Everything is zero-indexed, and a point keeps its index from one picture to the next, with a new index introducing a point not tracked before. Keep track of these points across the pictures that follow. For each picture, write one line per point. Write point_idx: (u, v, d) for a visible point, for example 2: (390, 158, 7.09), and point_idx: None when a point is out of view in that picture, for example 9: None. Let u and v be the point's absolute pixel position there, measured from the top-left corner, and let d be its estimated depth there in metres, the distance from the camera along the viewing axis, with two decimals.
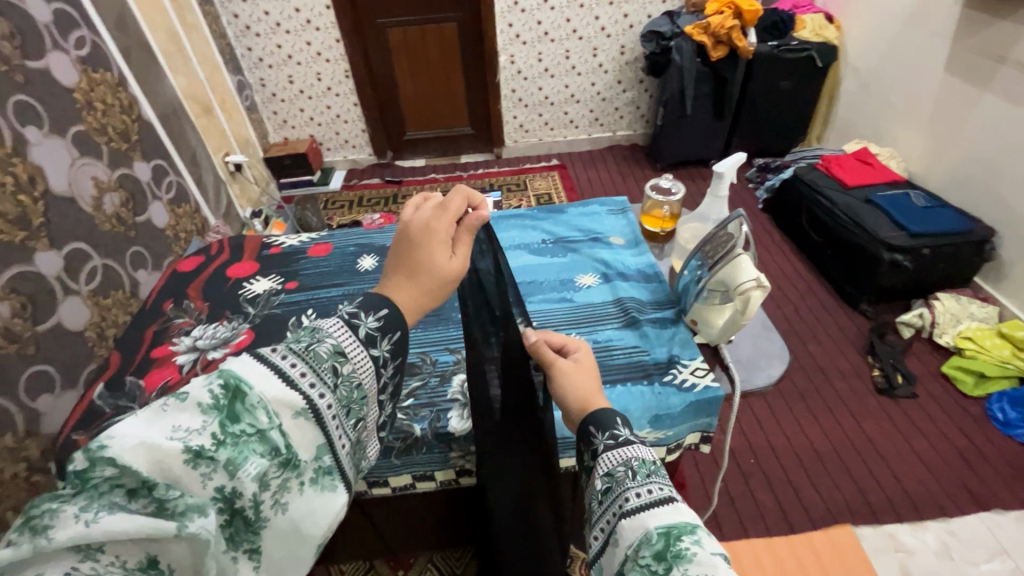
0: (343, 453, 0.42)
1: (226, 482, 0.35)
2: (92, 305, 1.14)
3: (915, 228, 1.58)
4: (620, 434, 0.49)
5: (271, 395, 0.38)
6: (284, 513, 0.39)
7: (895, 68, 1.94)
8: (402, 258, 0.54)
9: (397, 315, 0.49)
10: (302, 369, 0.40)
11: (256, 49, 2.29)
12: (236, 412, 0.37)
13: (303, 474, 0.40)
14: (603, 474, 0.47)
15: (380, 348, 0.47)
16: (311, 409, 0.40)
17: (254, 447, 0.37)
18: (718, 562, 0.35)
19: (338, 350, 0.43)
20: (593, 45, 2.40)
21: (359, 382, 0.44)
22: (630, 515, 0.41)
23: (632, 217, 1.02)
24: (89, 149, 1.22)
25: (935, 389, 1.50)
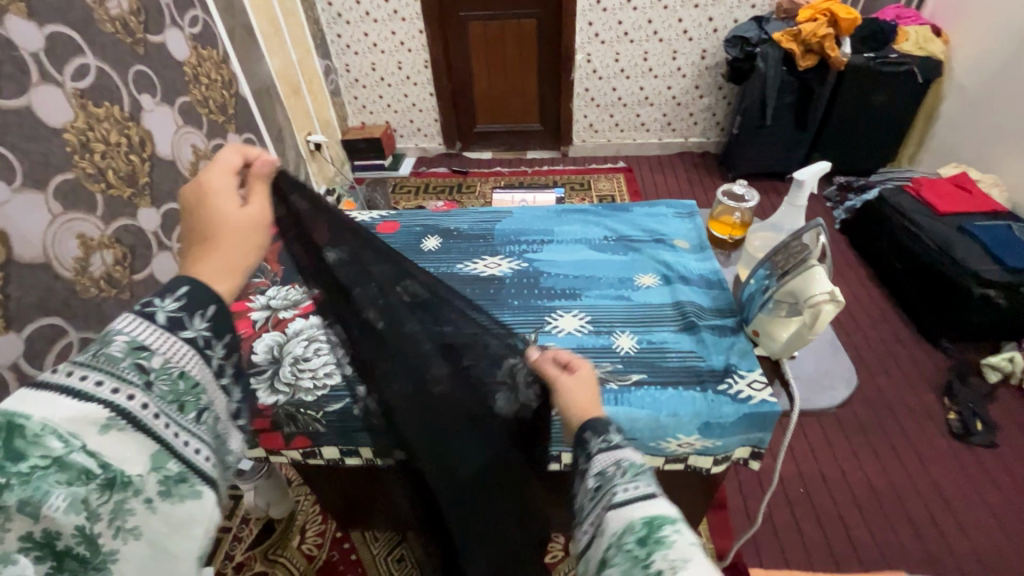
0: (188, 455, 0.40)
1: (31, 526, 0.33)
2: (180, 261, 1.25)
3: (1013, 263, 1.44)
4: (611, 436, 0.50)
5: (61, 419, 0.35)
6: (137, 539, 0.36)
7: (1008, 88, 1.77)
8: (196, 229, 0.51)
9: (201, 288, 0.46)
10: (99, 378, 0.38)
11: (345, 36, 2.41)
12: (15, 449, 0.33)
13: (146, 491, 0.37)
14: (594, 473, 0.47)
15: (192, 328, 0.44)
16: (120, 416, 0.38)
17: (55, 479, 0.34)
18: (698, 552, 0.37)
19: (137, 345, 0.41)
20: (673, 48, 2.35)
21: (181, 372, 0.42)
22: (618, 505, 0.43)
23: (699, 221, 1.00)
24: (191, 119, 1.33)
25: (1019, 441, 1.37)
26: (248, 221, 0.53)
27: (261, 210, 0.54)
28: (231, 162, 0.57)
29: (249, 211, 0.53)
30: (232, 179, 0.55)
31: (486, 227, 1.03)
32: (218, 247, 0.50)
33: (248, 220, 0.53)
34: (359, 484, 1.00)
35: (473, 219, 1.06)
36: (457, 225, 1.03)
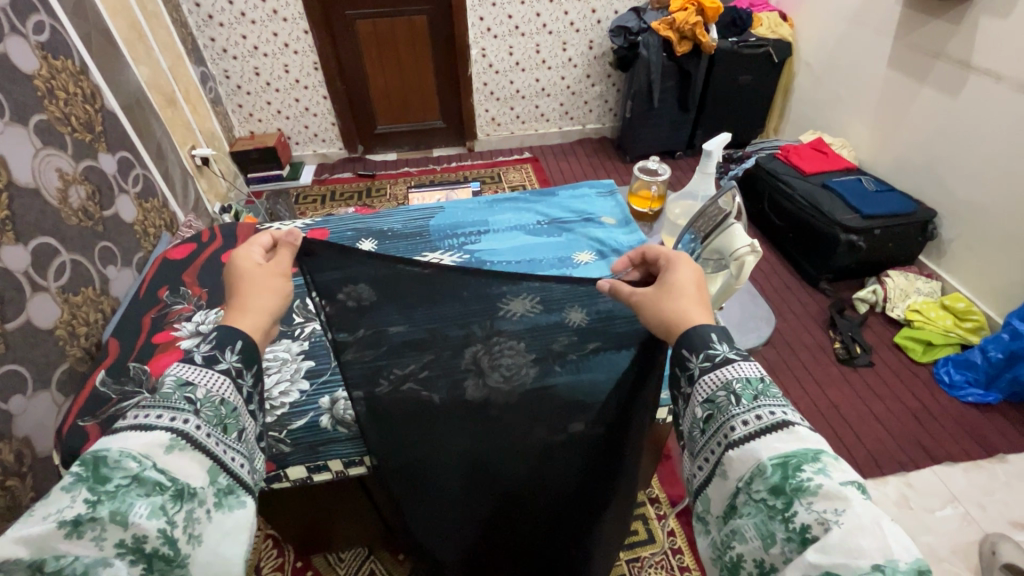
0: (234, 468, 0.49)
1: (122, 532, 0.41)
2: (62, 302, 1.09)
3: (867, 210, 1.71)
4: (715, 353, 0.52)
5: (133, 447, 0.44)
6: (201, 545, 0.44)
7: (842, 64, 2.08)
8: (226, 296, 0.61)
9: (227, 330, 0.54)
10: (157, 413, 0.47)
11: (220, 39, 2.23)
12: (103, 474, 0.42)
13: (204, 501, 0.45)
14: (703, 401, 0.51)
15: (226, 360, 0.52)
16: (179, 438, 0.46)
17: (134, 493, 0.42)
18: (847, 491, 0.41)
19: (185, 381, 0.49)
20: (563, 40, 2.45)
21: (221, 399, 0.50)
22: (740, 445, 0.47)
23: (620, 198, 1.08)
24: (53, 139, 1.15)
25: (889, 358, 1.63)
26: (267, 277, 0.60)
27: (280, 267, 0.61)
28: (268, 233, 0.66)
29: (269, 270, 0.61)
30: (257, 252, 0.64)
31: (420, 224, 1.05)
32: (241, 301, 0.58)
33: (264, 280, 0.60)
34: (320, 503, 0.95)
35: (405, 218, 1.07)
36: (390, 225, 1.05)
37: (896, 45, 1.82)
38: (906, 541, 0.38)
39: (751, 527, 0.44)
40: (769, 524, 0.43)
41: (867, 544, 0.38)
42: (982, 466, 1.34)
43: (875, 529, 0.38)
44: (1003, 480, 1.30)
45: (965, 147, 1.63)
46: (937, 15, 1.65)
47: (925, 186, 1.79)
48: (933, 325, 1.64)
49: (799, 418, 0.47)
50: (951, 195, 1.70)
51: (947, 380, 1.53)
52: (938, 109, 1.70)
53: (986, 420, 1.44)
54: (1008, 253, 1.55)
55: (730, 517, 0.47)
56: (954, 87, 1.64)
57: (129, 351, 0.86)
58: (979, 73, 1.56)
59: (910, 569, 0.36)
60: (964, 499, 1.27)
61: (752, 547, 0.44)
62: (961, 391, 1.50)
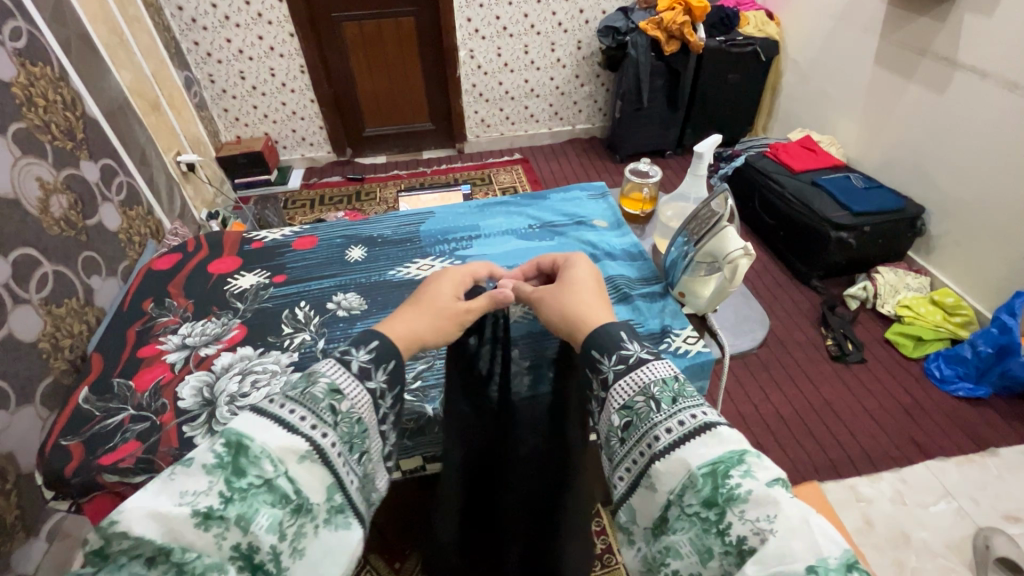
0: (353, 491, 0.42)
1: (241, 537, 0.35)
2: (45, 314, 1.06)
3: (856, 208, 1.72)
4: (628, 354, 0.49)
5: (272, 444, 0.39)
6: (301, 559, 0.38)
7: (829, 61, 2.09)
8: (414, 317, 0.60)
9: (388, 344, 0.51)
10: (301, 413, 0.41)
11: (204, 43, 2.20)
12: (241, 466, 0.38)
13: (317, 517, 0.39)
14: (620, 408, 0.46)
15: (375, 379, 0.48)
16: (315, 450, 0.40)
17: (262, 498, 0.37)
18: (777, 494, 0.36)
19: (335, 387, 0.44)
20: (551, 41, 2.45)
21: (359, 417, 0.45)
22: (666, 455, 0.41)
23: (612, 200, 1.08)
24: (32, 148, 1.13)
25: (881, 354, 1.64)
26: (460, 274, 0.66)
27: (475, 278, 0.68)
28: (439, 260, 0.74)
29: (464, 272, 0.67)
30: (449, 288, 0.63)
31: (411, 230, 1.04)
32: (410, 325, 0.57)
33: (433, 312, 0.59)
34: None
35: (395, 223, 1.06)
36: (380, 232, 1.04)
37: (882, 43, 1.83)
38: (833, 533, 0.34)
39: (687, 542, 0.38)
40: (705, 538, 0.37)
41: (800, 548, 0.33)
42: (974, 460, 1.35)
43: (808, 532, 0.34)
44: (995, 473, 1.32)
45: (952, 143, 1.64)
46: (922, 13, 1.67)
47: (912, 182, 1.80)
48: (923, 320, 1.65)
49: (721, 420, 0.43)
50: (938, 191, 1.72)
51: (938, 374, 1.54)
52: (925, 106, 1.71)
53: (977, 414, 1.46)
54: (996, 247, 1.56)
55: (661, 532, 0.41)
56: (940, 84, 1.65)
57: (113, 366, 0.84)
58: (964, 69, 1.57)
59: (842, 566, 0.32)
60: (958, 494, 1.28)
61: (689, 564, 0.38)
62: (952, 385, 1.51)
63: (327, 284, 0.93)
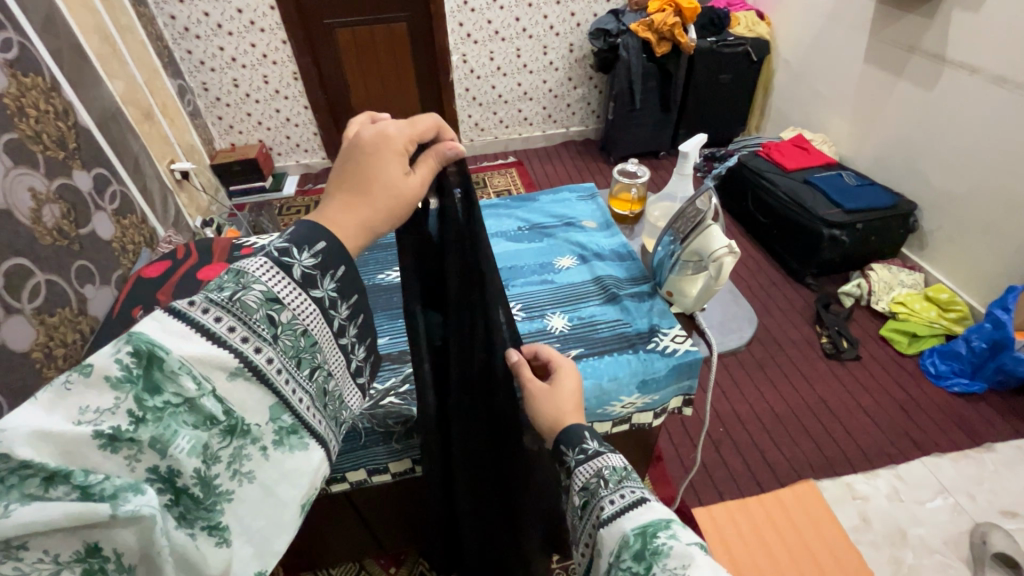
0: (301, 409, 0.44)
1: (159, 459, 0.37)
2: (38, 324, 1.06)
3: (849, 205, 1.72)
4: (589, 446, 0.52)
5: (195, 359, 0.39)
6: (250, 481, 0.41)
7: (819, 60, 2.09)
8: (352, 176, 0.50)
9: (336, 246, 0.47)
10: (232, 325, 0.41)
11: (197, 52, 2.21)
12: (155, 382, 0.38)
13: (261, 439, 0.42)
14: (580, 490, 0.49)
15: (322, 287, 0.46)
16: (247, 367, 0.41)
17: (182, 419, 0.38)
18: (693, 549, 0.38)
19: (271, 297, 0.43)
20: (543, 44, 2.45)
21: (303, 329, 0.45)
22: (609, 522, 0.44)
23: (601, 201, 1.08)
24: (24, 158, 1.13)
25: (876, 351, 1.64)
26: (403, 139, 0.52)
27: (422, 133, 0.54)
28: (355, 118, 0.57)
29: (406, 132, 0.52)
30: (404, 157, 0.51)
31: None
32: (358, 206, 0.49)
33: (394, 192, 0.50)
34: (308, 521, 0.93)
35: None
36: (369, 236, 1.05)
37: (871, 41, 1.84)
38: None
39: None
40: None
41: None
42: (970, 456, 1.35)
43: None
44: (990, 468, 1.31)
45: (943, 139, 1.65)
46: (910, 10, 1.67)
47: (904, 179, 1.81)
48: (917, 317, 1.65)
49: None
50: (929, 187, 1.72)
51: (933, 370, 1.54)
52: (915, 102, 1.72)
53: (972, 410, 1.45)
54: (988, 243, 1.57)
55: None
56: (930, 81, 1.65)
57: None
58: (953, 66, 1.57)
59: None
60: (955, 490, 1.28)
61: None
62: (947, 381, 1.51)
63: None
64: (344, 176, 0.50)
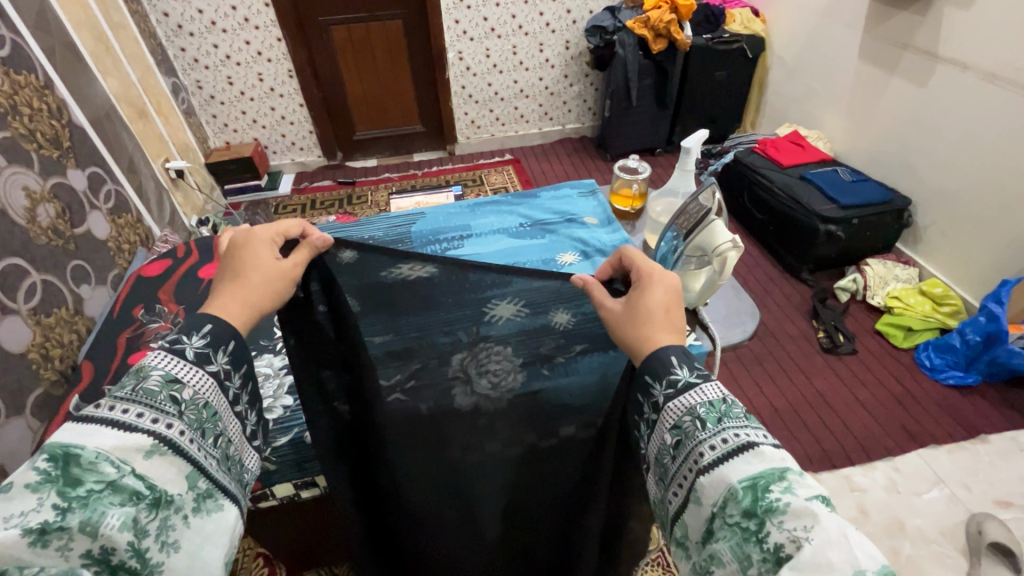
0: (213, 473, 0.47)
1: (90, 543, 0.39)
2: (34, 325, 1.05)
3: (844, 201, 1.74)
4: (677, 378, 0.48)
5: (109, 446, 0.42)
6: (177, 551, 0.43)
7: (813, 57, 2.11)
8: (224, 271, 0.55)
9: (223, 325, 0.50)
10: (139, 411, 0.44)
11: (191, 49, 2.19)
12: (73, 476, 0.40)
13: (183, 507, 0.44)
14: (671, 428, 0.47)
15: (217, 362, 0.49)
16: (162, 442, 0.44)
17: (108, 500, 0.40)
18: (816, 508, 0.38)
19: (171, 379, 0.46)
20: (539, 41, 2.45)
21: (205, 402, 0.48)
22: (709, 471, 0.43)
23: (601, 197, 1.09)
24: (18, 157, 1.12)
25: (872, 345, 1.65)
26: (268, 232, 0.57)
27: (288, 231, 0.60)
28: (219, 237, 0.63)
29: (270, 227, 0.58)
30: (267, 249, 0.56)
31: (402, 230, 1.04)
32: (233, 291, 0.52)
33: (270, 280, 0.54)
34: (310, 517, 0.93)
35: (387, 225, 1.06)
36: (372, 234, 1.04)
37: (865, 38, 1.85)
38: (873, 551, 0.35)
39: (727, 551, 0.40)
40: (744, 546, 0.39)
41: (838, 559, 0.35)
42: (965, 448, 1.37)
43: (844, 543, 0.35)
44: (985, 459, 1.33)
45: (935, 136, 1.66)
46: (904, 7, 1.69)
47: (899, 174, 1.82)
48: (912, 311, 1.67)
49: (767, 436, 0.43)
50: (923, 183, 1.74)
51: (928, 364, 1.56)
52: (909, 99, 1.73)
53: (967, 402, 1.47)
54: (981, 238, 1.59)
55: (707, 542, 0.43)
56: (923, 77, 1.67)
57: (105, 374, 0.81)
58: (946, 62, 1.59)
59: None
60: (950, 481, 1.29)
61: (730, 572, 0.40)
62: (942, 374, 1.53)
63: None
64: (217, 277, 0.55)
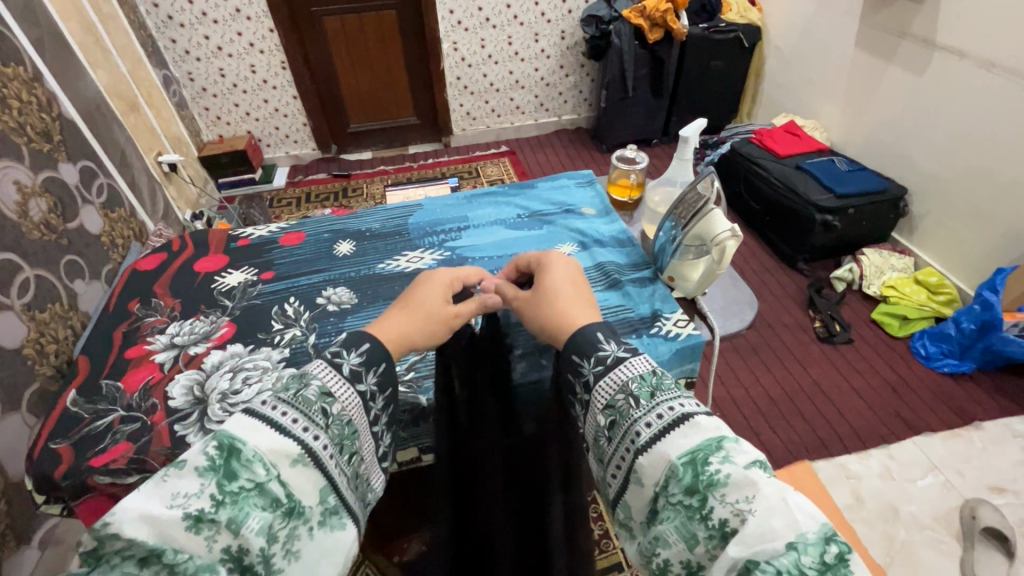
0: (344, 491, 0.43)
1: (230, 540, 0.36)
2: (28, 320, 1.05)
3: (841, 190, 1.74)
4: (606, 355, 0.48)
5: (265, 446, 0.40)
6: (297, 562, 0.39)
7: (810, 46, 2.10)
8: (404, 298, 0.60)
9: (378, 347, 0.51)
10: (292, 416, 0.43)
11: (182, 41, 2.16)
12: (233, 469, 0.38)
13: (311, 518, 0.40)
14: (604, 408, 0.46)
15: (366, 382, 0.49)
16: (308, 453, 0.41)
17: (253, 502, 0.38)
18: (755, 476, 0.37)
19: (325, 391, 0.45)
20: (535, 31, 2.43)
21: (349, 419, 0.46)
22: (649, 450, 0.42)
23: (599, 188, 1.08)
24: (8, 150, 1.10)
25: (868, 333, 1.66)
26: (447, 277, 0.63)
27: (465, 280, 0.65)
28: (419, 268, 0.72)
29: (452, 273, 0.64)
30: (442, 288, 0.61)
31: (399, 223, 1.03)
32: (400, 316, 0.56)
33: (433, 315, 0.58)
34: None
35: (383, 217, 1.05)
36: (368, 225, 1.03)
37: (862, 27, 1.85)
38: (809, 508, 0.36)
39: (672, 531, 0.39)
40: (689, 524, 0.38)
41: (779, 525, 0.35)
42: (960, 435, 1.38)
43: (784, 508, 0.36)
44: (979, 446, 1.35)
45: (932, 125, 1.66)
46: None
47: (895, 164, 1.83)
48: (908, 300, 1.67)
49: (701, 406, 0.43)
50: (919, 172, 1.74)
51: (923, 352, 1.57)
52: (906, 87, 1.73)
53: (961, 389, 1.49)
54: (976, 226, 1.59)
55: (650, 523, 0.41)
56: (919, 66, 1.67)
57: (100, 369, 0.80)
58: (943, 51, 1.58)
59: (821, 540, 0.35)
60: (945, 467, 1.31)
61: (677, 551, 0.39)
62: (937, 362, 1.54)
63: (316, 279, 0.90)
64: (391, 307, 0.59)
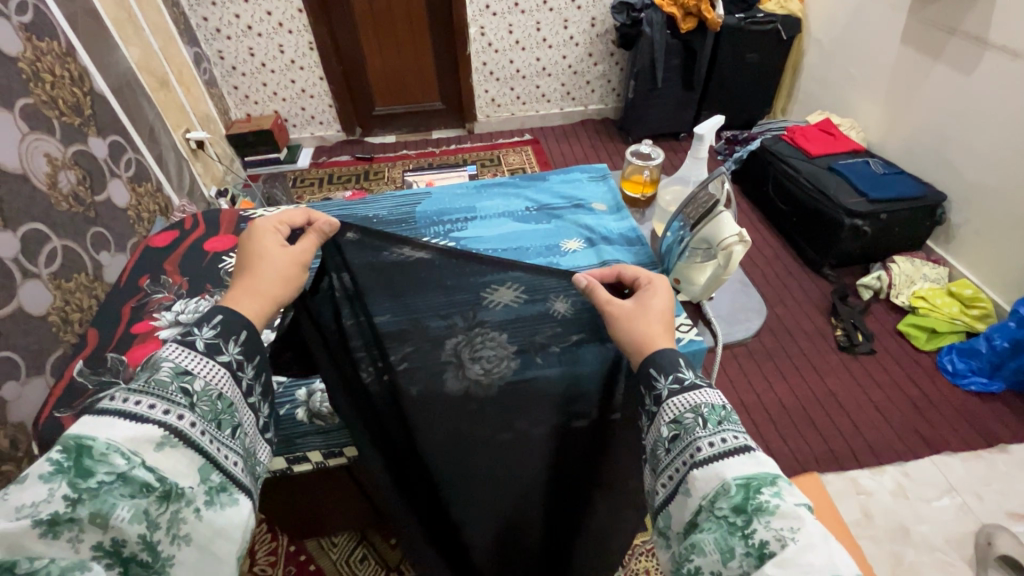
0: (227, 467, 0.47)
1: (100, 535, 0.40)
2: (54, 289, 1.08)
3: (873, 194, 1.66)
4: (684, 377, 0.50)
5: (120, 438, 0.42)
6: (188, 544, 0.43)
7: (853, 39, 1.99)
8: (242, 263, 0.60)
9: (234, 316, 0.53)
10: (151, 402, 0.45)
11: (213, 19, 2.18)
12: (86, 468, 0.41)
13: (194, 500, 0.44)
14: (669, 422, 0.49)
15: (228, 352, 0.51)
16: (172, 435, 0.44)
17: (119, 492, 0.41)
18: (803, 513, 0.40)
19: (181, 369, 0.47)
20: (564, 17, 2.38)
21: (218, 393, 0.49)
22: (704, 465, 0.45)
23: (612, 183, 1.06)
24: (40, 123, 1.13)
25: (891, 345, 1.60)
26: (271, 224, 0.63)
27: (293, 222, 0.65)
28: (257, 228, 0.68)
29: (274, 218, 0.63)
30: (274, 236, 0.61)
31: (406, 210, 1.03)
32: (253, 279, 0.57)
33: (281, 263, 0.59)
34: (309, 488, 0.94)
35: (392, 204, 1.05)
36: (375, 212, 1.02)
37: (909, 21, 1.74)
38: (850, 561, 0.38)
39: (711, 541, 0.42)
40: (728, 539, 0.41)
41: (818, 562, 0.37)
42: (982, 456, 1.32)
43: (826, 549, 0.38)
44: (1003, 469, 1.29)
45: (978, 128, 1.57)
46: None
47: (934, 169, 1.74)
48: (938, 312, 1.60)
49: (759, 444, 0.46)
50: (961, 177, 1.65)
51: (950, 368, 1.50)
52: (953, 87, 1.63)
53: (988, 409, 1.42)
54: (1017, 239, 1.51)
55: (689, 532, 0.44)
56: (969, 64, 1.57)
57: (108, 341, 0.83)
58: (995, 49, 1.49)
59: None
60: (963, 489, 1.25)
61: (710, 561, 0.41)
62: (964, 380, 1.47)
63: None
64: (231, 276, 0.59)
